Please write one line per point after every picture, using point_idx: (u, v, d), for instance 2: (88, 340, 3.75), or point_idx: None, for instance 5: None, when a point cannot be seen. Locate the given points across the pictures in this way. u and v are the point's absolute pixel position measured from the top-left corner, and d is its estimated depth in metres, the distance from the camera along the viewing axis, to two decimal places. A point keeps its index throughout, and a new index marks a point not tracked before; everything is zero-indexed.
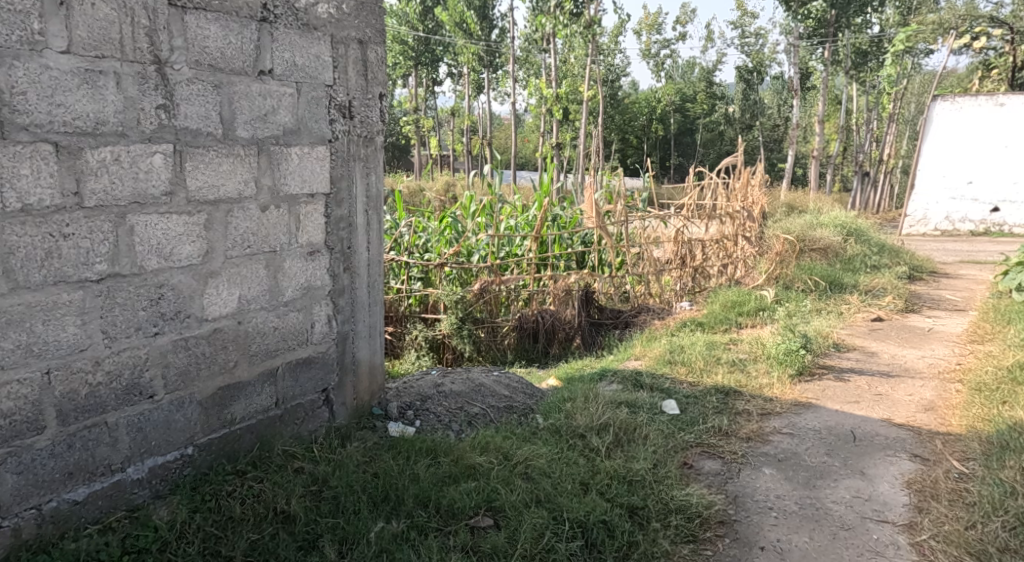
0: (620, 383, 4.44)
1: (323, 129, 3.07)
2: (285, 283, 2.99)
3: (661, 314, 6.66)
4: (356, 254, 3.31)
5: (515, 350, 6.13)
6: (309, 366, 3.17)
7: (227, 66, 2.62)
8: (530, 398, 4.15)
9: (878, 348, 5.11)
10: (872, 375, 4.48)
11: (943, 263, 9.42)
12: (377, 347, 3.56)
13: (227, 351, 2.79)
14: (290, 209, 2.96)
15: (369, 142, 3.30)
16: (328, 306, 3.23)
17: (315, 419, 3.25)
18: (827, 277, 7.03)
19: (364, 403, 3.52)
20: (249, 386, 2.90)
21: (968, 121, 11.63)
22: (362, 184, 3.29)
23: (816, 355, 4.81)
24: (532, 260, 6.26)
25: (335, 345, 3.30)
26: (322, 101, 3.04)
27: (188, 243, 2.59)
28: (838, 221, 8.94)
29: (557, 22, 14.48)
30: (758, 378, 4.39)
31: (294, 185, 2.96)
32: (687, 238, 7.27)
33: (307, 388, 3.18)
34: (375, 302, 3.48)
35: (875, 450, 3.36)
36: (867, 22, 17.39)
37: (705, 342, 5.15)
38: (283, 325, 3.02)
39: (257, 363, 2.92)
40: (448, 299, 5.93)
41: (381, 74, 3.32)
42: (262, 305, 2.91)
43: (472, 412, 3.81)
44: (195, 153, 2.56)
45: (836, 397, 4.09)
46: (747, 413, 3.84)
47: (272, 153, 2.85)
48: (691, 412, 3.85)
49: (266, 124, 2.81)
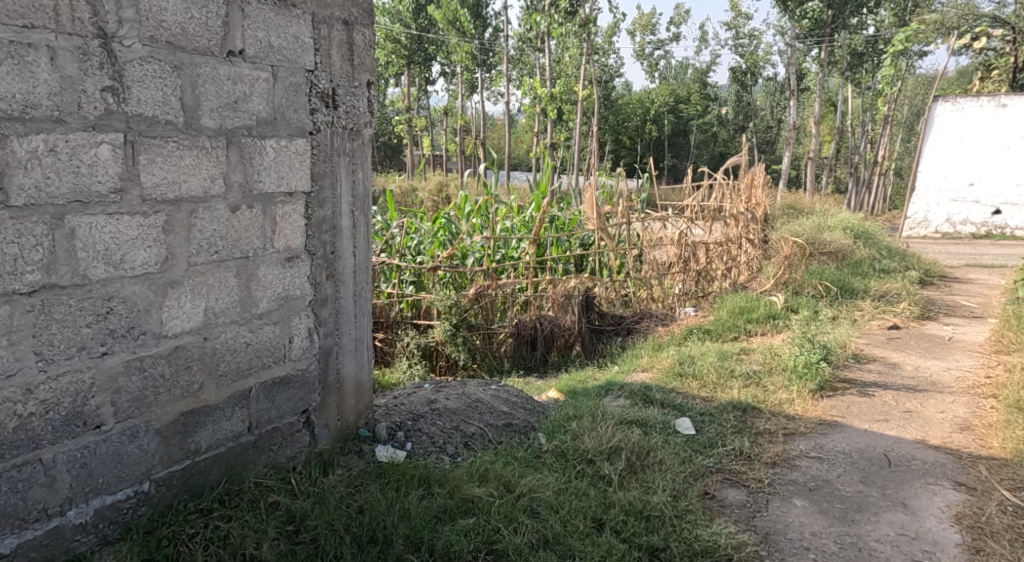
0: (628, 398, 4.11)
1: (303, 120, 2.74)
2: (258, 293, 2.65)
3: (664, 321, 6.33)
4: (341, 260, 2.98)
5: (512, 359, 5.78)
6: (286, 386, 2.84)
7: (189, 44, 2.28)
8: (531, 415, 3.83)
9: (900, 359, 4.79)
10: (899, 390, 4.16)
11: (951, 267, 9.12)
12: (364, 363, 3.23)
13: (191, 371, 2.45)
14: (265, 209, 2.62)
15: (356, 136, 2.97)
16: (308, 318, 2.90)
17: (294, 444, 2.93)
18: (837, 282, 6.71)
19: (350, 424, 3.19)
20: (219, 409, 2.56)
21: (970, 121, 11.40)
22: (348, 183, 2.95)
23: (837, 367, 4.50)
24: (529, 264, 5.97)
25: (316, 361, 2.97)
26: (302, 87, 2.71)
27: (143, 249, 2.24)
28: (844, 224, 8.63)
29: (552, 21, 14.16)
30: (776, 393, 4.07)
31: (269, 182, 2.63)
32: (691, 241, 6.93)
33: (285, 410, 2.85)
34: (362, 312, 3.15)
35: (914, 477, 3.04)
36: (862, 23, 16.87)
37: (716, 352, 4.83)
38: (256, 341, 2.68)
39: (226, 384, 2.58)
40: (442, 303, 5.59)
41: (370, 60, 2.99)
42: (233, 318, 2.57)
43: (469, 432, 3.49)
44: (151, 144, 2.21)
45: (863, 415, 3.77)
46: (769, 434, 3.53)
47: (244, 146, 2.51)
48: (708, 432, 3.53)
49: (236, 112, 2.47)
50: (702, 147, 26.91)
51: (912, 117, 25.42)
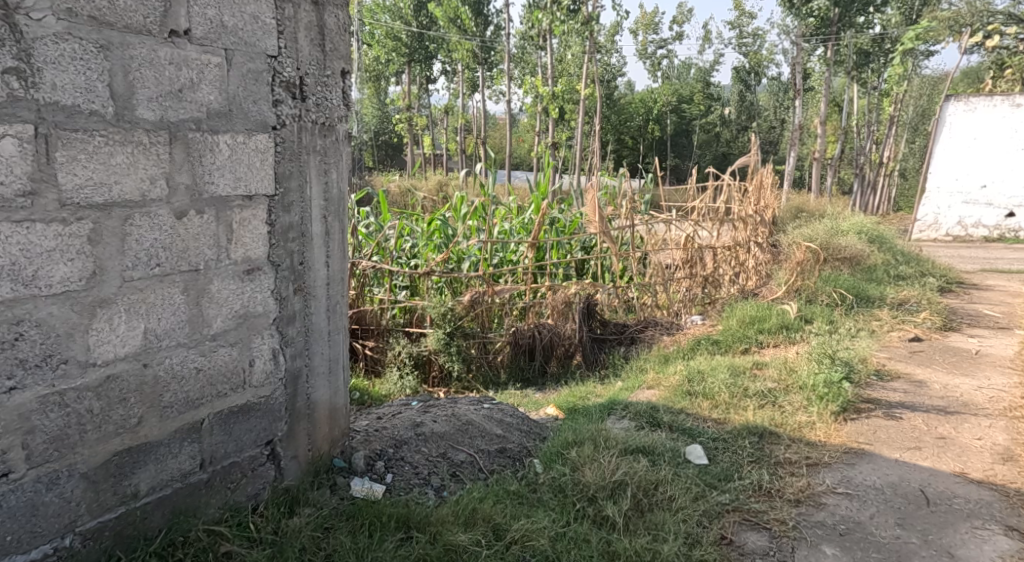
0: (633, 419, 3.77)
1: (265, 113, 2.40)
2: (211, 311, 2.32)
3: (670, 330, 5.99)
4: (311, 272, 2.65)
5: (509, 369, 5.42)
6: (246, 416, 2.51)
7: (119, 21, 1.95)
8: (526, 439, 3.50)
9: (925, 376, 4.42)
10: (928, 412, 3.80)
11: (966, 272, 8.76)
12: (339, 385, 2.90)
13: (129, 404, 2.11)
14: (218, 215, 2.29)
15: (328, 131, 2.65)
16: (273, 338, 2.56)
17: (257, 481, 2.58)
18: (853, 289, 6.36)
19: (323, 455, 2.86)
20: (163, 445, 2.23)
21: (983, 122, 11.02)
22: (318, 185, 2.62)
23: (859, 386, 4.14)
24: (528, 269, 5.63)
25: (283, 386, 2.64)
26: (263, 75, 2.38)
27: (63, 262, 1.91)
28: (857, 228, 8.26)
29: (553, 18, 13.82)
30: (795, 415, 3.73)
31: (224, 184, 2.29)
32: (698, 244, 6.57)
33: (244, 443, 2.51)
34: (336, 329, 2.82)
35: (958, 520, 2.71)
36: (869, 22, 16.42)
37: (727, 367, 4.48)
38: (209, 365, 2.35)
39: (171, 417, 2.24)
40: (435, 311, 5.23)
41: (344, 47, 2.67)
42: (180, 340, 2.24)
43: (456, 460, 3.16)
44: (71, 138, 1.88)
45: (892, 442, 3.41)
46: (790, 464, 3.18)
47: (191, 142, 2.17)
48: (721, 462, 3.20)
49: (181, 103, 2.13)
50: (704, 147, 26.59)
51: (918, 117, 25.02)
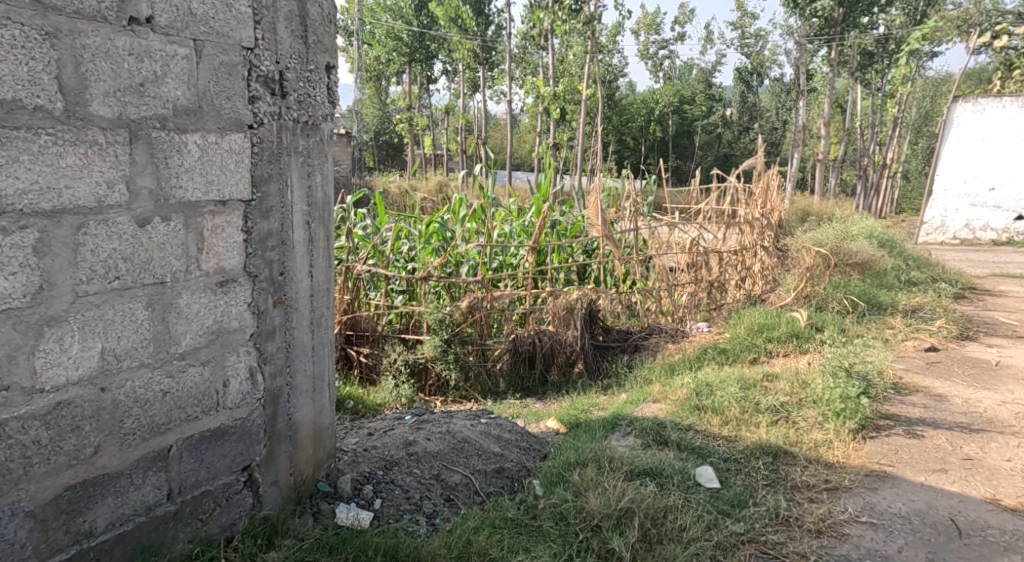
0: (638, 436, 3.55)
1: (240, 111, 2.19)
2: (179, 327, 2.12)
3: (675, 337, 5.78)
4: (293, 284, 2.44)
5: (508, 378, 5.19)
6: (220, 440, 2.30)
7: (68, 5, 1.75)
8: (525, 458, 3.29)
9: (945, 389, 4.20)
10: (951, 430, 3.59)
11: (976, 276, 8.54)
12: (324, 403, 2.69)
13: (83, 432, 1.92)
14: (187, 222, 2.09)
15: (312, 131, 2.44)
16: (250, 355, 2.35)
17: (232, 510, 2.37)
18: (864, 296, 6.14)
19: (306, 479, 2.65)
20: (124, 476, 2.03)
21: (991, 124, 10.78)
22: (300, 188, 2.41)
23: (877, 401, 3.92)
24: (529, 273, 5.41)
25: (261, 407, 2.43)
26: (237, 69, 2.17)
27: (5, 277, 1.71)
28: (866, 232, 8.03)
29: (555, 17, 13.53)
30: (810, 433, 3.51)
31: (193, 188, 2.09)
32: (704, 248, 6.36)
33: (217, 469, 2.30)
34: (321, 343, 2.61)
35: (994, 555, 2.52)
36: (874, 22, 16.12)
37: (736, 378, 4.26)
38: (177, 387, 2.14)
39: (132, 445, 2.04)
40: (432, 317, 5.00)
41: (328, 39, 2.47)
42: (143, 360, 2.04)
43: (451, 482, 2.95)
44: (12, 136, 1.69)
45: (916, 463, 3.19)
46: (807, 488, 2.97)
47: (155, 141, 1.97)
48: (735, 486, 2.99)
49: (143, 98, 1.93)
50: (706, 148, 26.37)
51: (921, 118, 24.75)
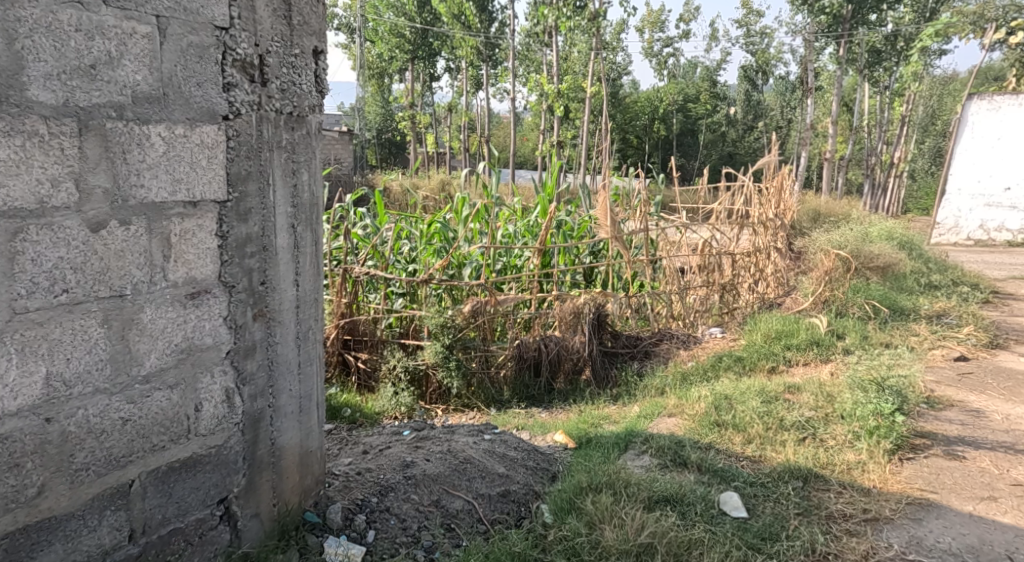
0: (654, 456, 3.28)
1: (214, 100, 1.93)
2: (142, 347, 1.85)
3: (687, 344, 5.51)
4: (275, 294, 2.17)
5: (512, 386, 4.89)
6: (191, 472, 2.03)
7: None
8: (533, 479, 3.03)
9: (982, 404, 3.92)
10: (995, 450, 3.32)
11: (997, 280, 8.24)
12: (311, 426, 2.42)
13: (23, 470, 1.67)
14: (150, 227, 1.83)
15: (297, 123, 2.17)
16: (226, 374, 2.08)
17: (207, 549, 2.11)
18: (886, 301, 5.85)
19: (291, 510, 2.38)
20: (75, 518, 1.78)
21: (1007, 122, 10.46)
22: (284, 187, 2.14)
23: (911, 417, 3.64)
24: (534, 276, 5.13)
25: (240, 432, 2.16)
26: (210, 52, 1.90)
27: None
28: (884, 235, 7.73)
29: (560, 14, 13.28)
30: (842, 454, 3.24)
31: (158, 188, 1.82)
32: (717, 250, 6.05)
33: (189, 504, 2.04)
34: (307, 358, 2.34)
35: None
36: (882, 19, 15.79)
37: (756, 391, 3.98)
38: (140, 413, 1.88)
39: (85, 482, 1.78)
40: (434, 321, 4.70)
41: (316, 21, 2.20)
42: (98, 385, 1.78)
43: (452, 509, 2.68)
44: None
45: (962, 490, 2.93)
46: (844, 519, 2.72)
47: (110, 133, 1.71)
48: (763, 516, 2.73)
49: (94, 82, 1.68)
50: (711, 147, 26.07)
51: (928, 118, 24.40)
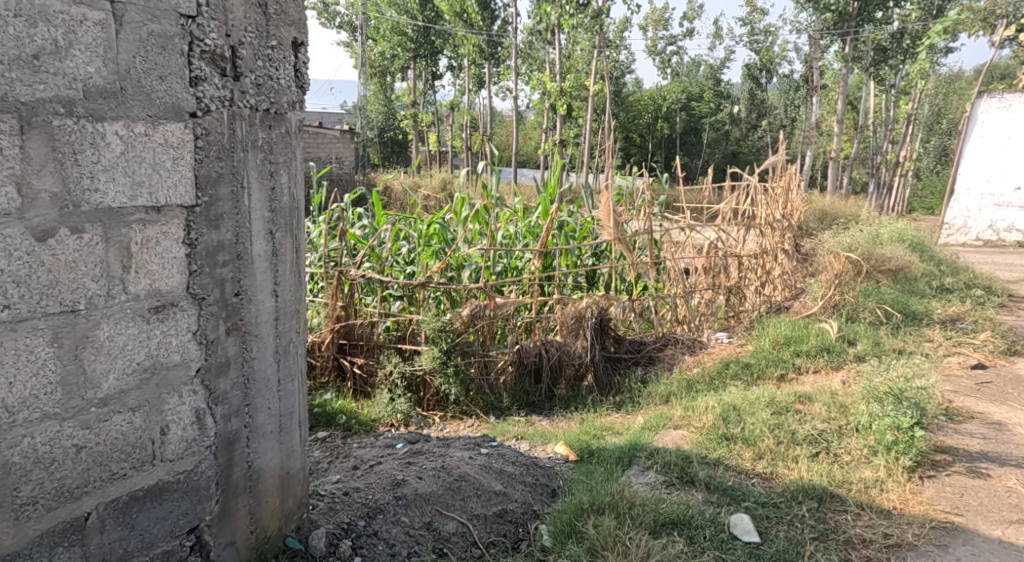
0: (660, 472, 3.10)
1: (180, 95, 1.75)
2: (99, 367, 1.69)
3: (692, 349, 5.33)
4: (252, 306, 2.00)
5: (512, 393, 4.71)
6: (156, 501, 1.86)
7: None
8: (532, 498, 2.85)
9: (1003, 416, 3.74)
10: (1020, 467, 3.15)
11: (1008, 283, 8.04)
12: (292, 445, 2.24)
13: None
14: (106, 235, 1.66)
15: (275, 121, 2.00)
16: (196, 394, 1.91)
17: None
18: (898, 305, 5.67)
19: (271, 537, 2.20)
20: (21, 557, 1.61)
21: (1017, 120, 10.25)
22: (261, 190, 1.97)
23: (930, 431, 3.46)
24: (535, 278, 4.94)
25: (213, 456, 1.98)
26: (174, 42, 1.73)
27: None
28: (894, 236, 7.54)
29: (563, 12, 13.11)
30: (858, 471, 3.06)
31: (115, 191, 1.65)
32: (723, 252, 5.85)
33: (154, 536, 1.87)
34: (287, 374, 2.16)
35: None
36: (889, 17, 15.56)
37: (766, 401, 3.79)
38: (96, 439, 1.71)
39: (32, 516, 1.62)
40: (433, 325, 4.51)
41: (295, 10, 2.02)
42: (47, 410, 1.61)
43: (445, 533, 2.50)
44: None
45: (988, 512, 2.77)
46: (865, 546, 2.55)
47: (58, 131, 1.54)
48: (777, 540, 2.56)
49: (37, 74, 1.51)
50: (715, 146, 25.85)
51: (934, 116, 24.15)
